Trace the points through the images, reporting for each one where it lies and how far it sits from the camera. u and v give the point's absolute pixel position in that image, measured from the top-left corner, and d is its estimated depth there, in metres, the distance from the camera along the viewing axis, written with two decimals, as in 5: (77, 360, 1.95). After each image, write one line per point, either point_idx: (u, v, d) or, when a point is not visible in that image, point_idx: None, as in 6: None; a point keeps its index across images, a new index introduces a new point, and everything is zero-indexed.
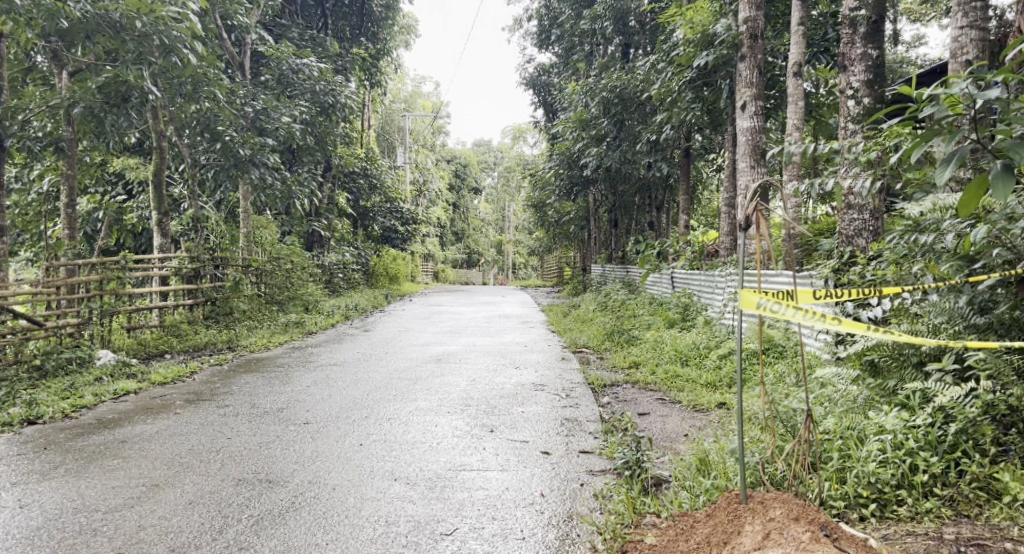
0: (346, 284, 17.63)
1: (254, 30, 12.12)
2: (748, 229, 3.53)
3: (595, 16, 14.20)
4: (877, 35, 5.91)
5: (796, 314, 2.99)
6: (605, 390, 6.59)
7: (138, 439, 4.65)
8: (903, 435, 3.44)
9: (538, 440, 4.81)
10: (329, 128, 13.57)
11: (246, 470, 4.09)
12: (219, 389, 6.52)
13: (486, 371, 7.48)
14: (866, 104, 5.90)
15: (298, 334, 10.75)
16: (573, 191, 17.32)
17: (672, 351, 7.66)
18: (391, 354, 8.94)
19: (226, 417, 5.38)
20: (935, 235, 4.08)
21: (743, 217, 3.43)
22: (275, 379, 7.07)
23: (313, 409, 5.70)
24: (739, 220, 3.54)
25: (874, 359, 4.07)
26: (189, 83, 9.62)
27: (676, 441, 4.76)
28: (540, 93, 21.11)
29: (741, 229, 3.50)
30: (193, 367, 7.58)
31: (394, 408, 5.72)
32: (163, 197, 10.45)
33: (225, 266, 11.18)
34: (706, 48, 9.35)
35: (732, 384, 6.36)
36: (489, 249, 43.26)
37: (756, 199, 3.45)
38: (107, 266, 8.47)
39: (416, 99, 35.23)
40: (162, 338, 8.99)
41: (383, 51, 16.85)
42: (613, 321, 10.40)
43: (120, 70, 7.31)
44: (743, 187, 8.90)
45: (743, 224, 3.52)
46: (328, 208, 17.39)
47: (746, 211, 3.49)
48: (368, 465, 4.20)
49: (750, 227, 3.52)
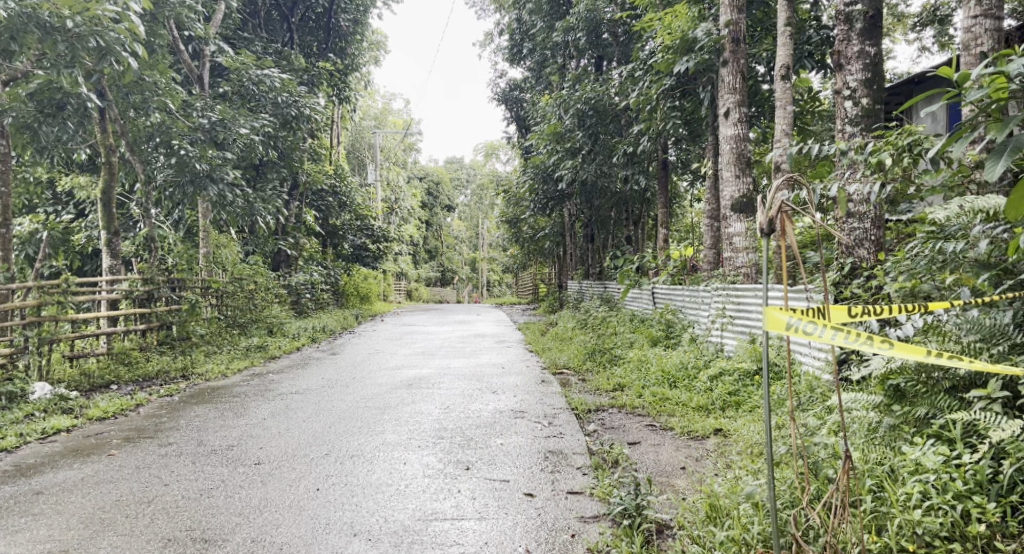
0: (315, 304, 16.95)
1: (213, 40, 11.54)
2: (771, 233, 3.02)
3: (567, 27, 13.85)
4: (875, 30, 5.53)
5: (830, 333, 2.53)
6: (591, 416, 6.07)
7: (55, 490, 4.03)
8: (948, 475, 2.98)
9: (520, 479, 4.26)
10: (293, 143, 13.01)
11: (178, 526, 3.50)
12: (164, 424, 5.89)
13: (461, 397, 6.92)
14: (864, 104, 5.51)
15: (259, 359, 10.07)
16: (548, 205, 16.87)
17: (658, 371, 7.15)
18: (359, 380, 8.30)
19: (166, 458, 4.77)
20: (962, 243, 3.70)
21: (765, 223, 2.94)
22: (229, 411, 6.45)
23: (266, 446, 5.09)
24: (761, 222, 3.04)
25: (900, 384, 3.61)
26: (138, 93, 9.06)
27: (675, 477, 4.30)
28: (512, 108, 20.74)
29: (764, 237, 3.00)
30: (139, 399, 6.89)
31: (358, 443, 5.14)
32: (113, 215, 9.70)
33: (181, 288, 10.48)
34: (685, 55, 8.93)
35: (726, 407, 5.88)
36: (463, 266, 42.67)
37: (780, 199, 2.97)
38: (47, 290, 7.69)
39: (387, 116, 34.68)
40: (109, 366, 8.29)
41: (352, 66, 16.33)
42: (593, 339, 9.90)
43: (51, 75, 6.69)
44: (727, 198, 8.50)
45: (766, 228, 3.03)
46: (296, 226, 16.73)
47: (766, 213, 3.01)
48: (324, 516, 3.64)
49: (775, 231, 3.02)
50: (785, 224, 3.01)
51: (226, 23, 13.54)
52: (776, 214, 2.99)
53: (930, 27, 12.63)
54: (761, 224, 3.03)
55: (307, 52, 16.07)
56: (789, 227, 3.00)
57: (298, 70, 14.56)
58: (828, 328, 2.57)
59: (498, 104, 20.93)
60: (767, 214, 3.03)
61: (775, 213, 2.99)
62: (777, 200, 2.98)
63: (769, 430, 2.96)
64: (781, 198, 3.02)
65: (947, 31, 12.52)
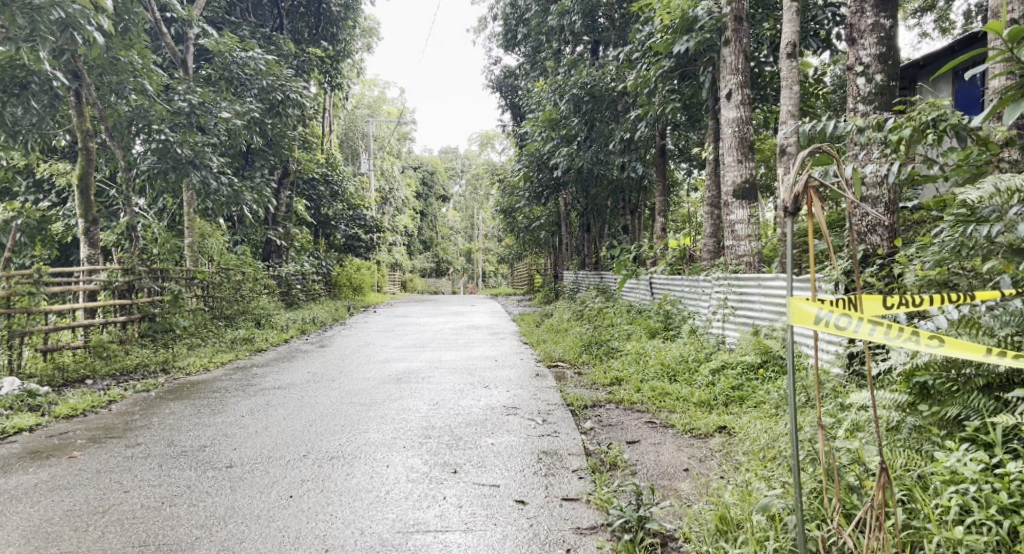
0: (306, 295, 16.58)
1: (195, 22, 11.11)
2: (797, 212, 2.68)
3: (562, 10, 13.45)
4: (889, 2, 5.19)
5: (866, 327, 2.27)
6: (587, 413, 5.75)
7: (5, 498, 3.75)
8: (989, 486, 2.69)
9: (511, 484, 3.95)
10: (281, 130, 12.63)
11: (131, 542, 3.26)
12: (134, 422, 5.55)
13: (451, 392, 6.59)
14: (879, 81, 5.17)
15: (245, 352, 9.71)
16: (543, 194, 16.50)
17: (657, 364, 6.82)
18: (346, 374, 7.95)
19: (131, 460, 4.44)
20: (997, 226, 3.40)
21: (790, 204, 2.60)
22: (207, 408, 6.10)
23: (241, 447, 4.76)
24: (784, 199, 2.70)
25: (926, 381, 3.26)
26: (113, 73, 8.72)
27: (678, 480, 4.02)
28: (507, 95, 20.35)
29: (789, 218, 2.67)
30: (112, 395, 6.53)
31: (339, 443, 4.81)
32: (92, 202, 9.26)
33: (164, 279, 10.10)
34: (685, 35, 8.56)
35: (729, 403, 5.56)
36: (458, 257, 42.30)
37: (807, 174, 2.63)
38: (17, 281, 7.32)
39: (381, 105, 34.16)
40: (84, 360, 7.93)
41: (344, 52, 15.90)
42: (590, 331, 9.58)
43: (11, 51, 6.32)
44: (728, 183, 8.15)
45: (790, 206, 2.69)
46: (286, 216, 16.31)
47: (792, 190, 2.66)
48: (295, 529, 3.37)
49: (800, 209, 2.68)
50: (812, 201, 2.68)
51: (211, 6, 13.09)
52: (802, 190, 2.65)
53: (930, 12, 12.27)
54: (784, 203, 2.69)
55: (297, 38, 15.63)
56: (817, 205, 2.68)
57: (286, 54, 14.13)
58: (865, 321, 2.30)
59: (491, 91, 20.50)
60: (791, 189, 2.69)
61: (800, 190, 2.65)
62: (804, 176, 2.63)
63: (795, 438, 2.71)
64: (807, 171, 2.68)
65: (949, 16, 12.17)
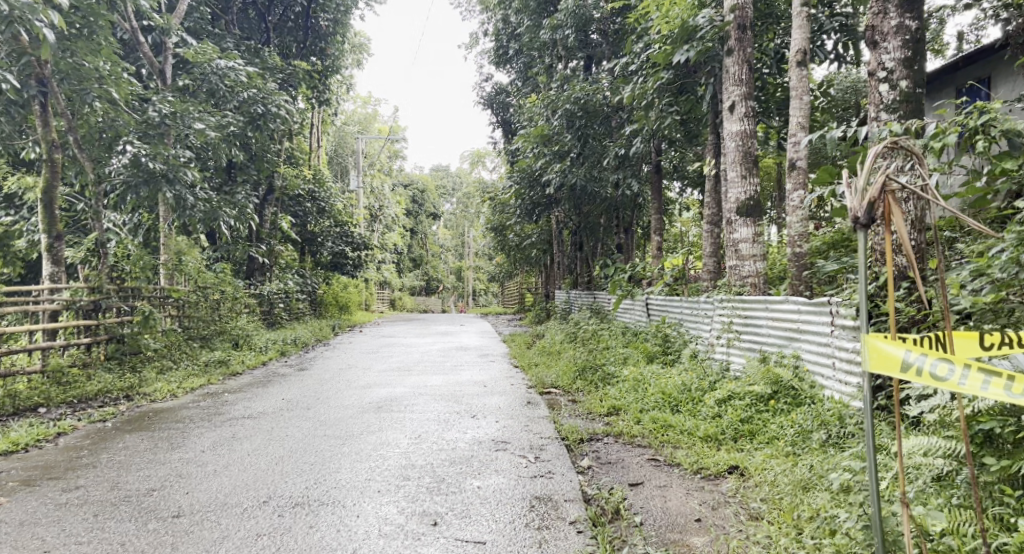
0: (289, 314, 15.95)
1: (173, 31, 10.59)
2: (871, 222, 2.53)
3: (555, 24, 13.00)
4: (915, 2, 4.73)
5: (967, 376, 2.37)
6: (584, 447, 5.24)
7: None
8: None
9: (499, 539, 3.48)
10: (262, 143, 12.07)
11: None
12: (79, 459, 4.98)
13: (435, 423, 6.02)
14: (903, 88, 4.73)
15: (218, 377, 9.09)
16: (534, 212, 16.00)
17: (657, 393, 6.26)
18: (323, 401, 7.38)
19: (61, 510, 3.89)
20: None
21: (860, 215, 2.49)
22: (165, 441, 5.52)
23: (196, 490, 4.23)
24: (855, 208, 2.55)
25: (992, 428, 3.10)
26: (75, 78, 8.21)
27: (692, 535, 3.53)
28: (498, 112, 19.94)
29: (861, 229, 2.52)
30: (63, 426, 5.93)
31: (305, 485, 4.28)
32: (55, 216, 8.52)
33: (135, 298, 9.46)
34: (684, 45, 7.99)
35: (739, 438, 5.03)
36: (449, 275, 41.72)
37: (881, 179, 2.48)
38: None
39: (371, 121, 33.67)
40: (40, 387, 7.31)
41: (332, 67, 15.47)
42: (584, 354, 9.05)
43: None
44: (731, 200, 7.71)
45: (863, 216, 2.53)
46: (270, 232, 15.72)
47: (865, 197, 2.52)
48: None
49: (875, 218, 2.53)
50: (889, 208, 2.53)
51: (192, 15, 12.57)
52: (876, 197, 2.51)
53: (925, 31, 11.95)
54: (856, 212, 2.54)
55: (284, 53, 15.09)
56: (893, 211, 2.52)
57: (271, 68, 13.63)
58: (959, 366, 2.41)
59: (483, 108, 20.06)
60: (863, 196, 2.54)
61: (873, 197, 2.50)
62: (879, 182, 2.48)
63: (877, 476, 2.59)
64: (884, 173, 2.51)
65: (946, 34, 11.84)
